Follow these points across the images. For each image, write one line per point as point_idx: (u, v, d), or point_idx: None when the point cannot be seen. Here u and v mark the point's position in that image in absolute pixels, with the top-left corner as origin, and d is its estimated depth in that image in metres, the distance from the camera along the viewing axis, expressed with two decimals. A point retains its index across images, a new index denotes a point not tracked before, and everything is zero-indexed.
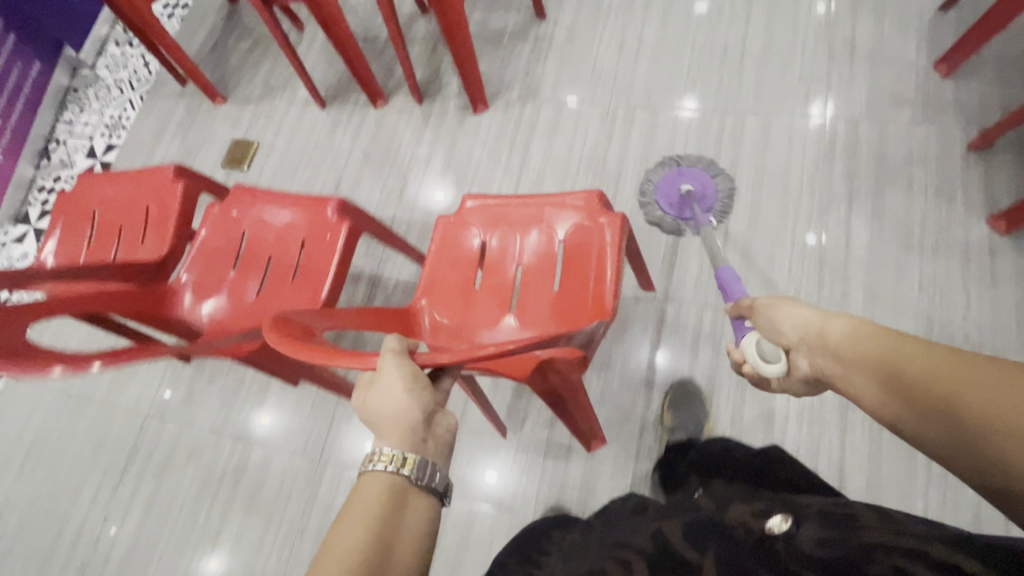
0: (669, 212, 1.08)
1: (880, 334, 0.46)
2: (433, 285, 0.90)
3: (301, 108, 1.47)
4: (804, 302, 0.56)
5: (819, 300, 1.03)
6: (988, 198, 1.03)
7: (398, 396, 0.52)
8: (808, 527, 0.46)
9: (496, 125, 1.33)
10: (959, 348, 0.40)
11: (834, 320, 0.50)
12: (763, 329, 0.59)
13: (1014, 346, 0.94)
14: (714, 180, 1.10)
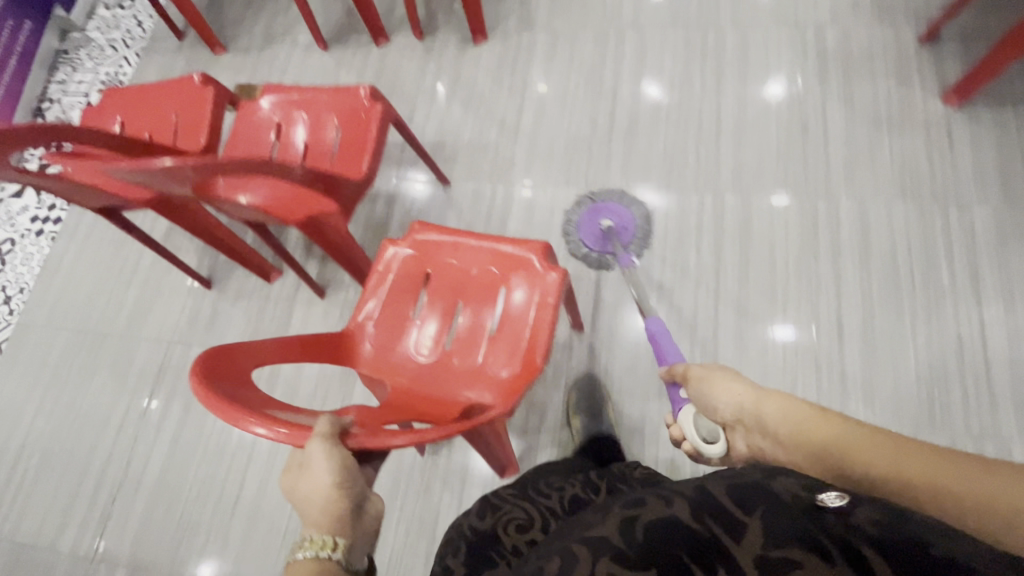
0: (596, 249, 1.16)
1: (800, 413, 0.57)
2: (376, 311, 0.93)
3: (304, 52, 1.53)
4: (732, 381, 0.68)
5: (804, 175, 1.15)
6: (941, 78, 1.18)
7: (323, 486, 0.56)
8: (868, 507, 0.41)
9: (495, 54, 1.41)
10: (853, 421, 0.53)
11: (764, 397, 0.62)
12: (699, 402, 0.71)
13: (973, 197, 1.08)
14: (631, 218, 1.17)
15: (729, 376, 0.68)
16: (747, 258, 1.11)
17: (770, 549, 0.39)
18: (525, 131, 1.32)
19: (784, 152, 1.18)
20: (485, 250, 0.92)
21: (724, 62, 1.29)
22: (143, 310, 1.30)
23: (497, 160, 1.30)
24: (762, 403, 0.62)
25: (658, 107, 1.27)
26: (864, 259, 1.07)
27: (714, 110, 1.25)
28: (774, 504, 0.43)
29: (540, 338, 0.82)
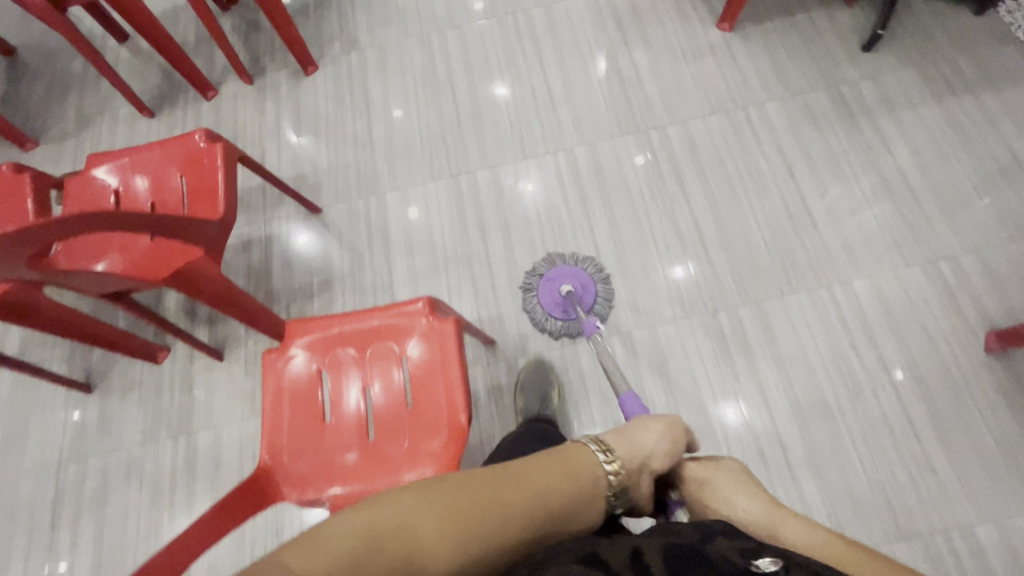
0: (559, 316, 1.12)
1: (830, 546, 0.54)
2: (279, 431, 0.76)
3: (130, 125, 1.46)
4: (751, 489, 0.64)
5: (634, 114, 1.30)
6: (712, 10, 1.38)
7: (539, 486, 0.55)
8: (797, 571, 0.42)
9: (330, 80, 1.44)
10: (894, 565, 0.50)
11: (796, 521, 0.59)
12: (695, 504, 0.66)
13: (764, 97, 1.28)
14: (593, 279, 1.15)
15: (745, 482, 0.65)
16: (608, 196, 1.23)
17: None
18: (380, 141, 1.34)
19: (612, 99, 1.32)
20: (374, 326, 0.81)
21: (538, 36, 1.42)
22: (15, 440, 1.15)
23: (361, 175, 1.31)
24: (787, 525, 0.58)
25: (494, 90, 1.37)
26: (700, 170, 1.23)
27: (542, 78, 1.37)
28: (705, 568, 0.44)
29: (457, 391, 0.75)
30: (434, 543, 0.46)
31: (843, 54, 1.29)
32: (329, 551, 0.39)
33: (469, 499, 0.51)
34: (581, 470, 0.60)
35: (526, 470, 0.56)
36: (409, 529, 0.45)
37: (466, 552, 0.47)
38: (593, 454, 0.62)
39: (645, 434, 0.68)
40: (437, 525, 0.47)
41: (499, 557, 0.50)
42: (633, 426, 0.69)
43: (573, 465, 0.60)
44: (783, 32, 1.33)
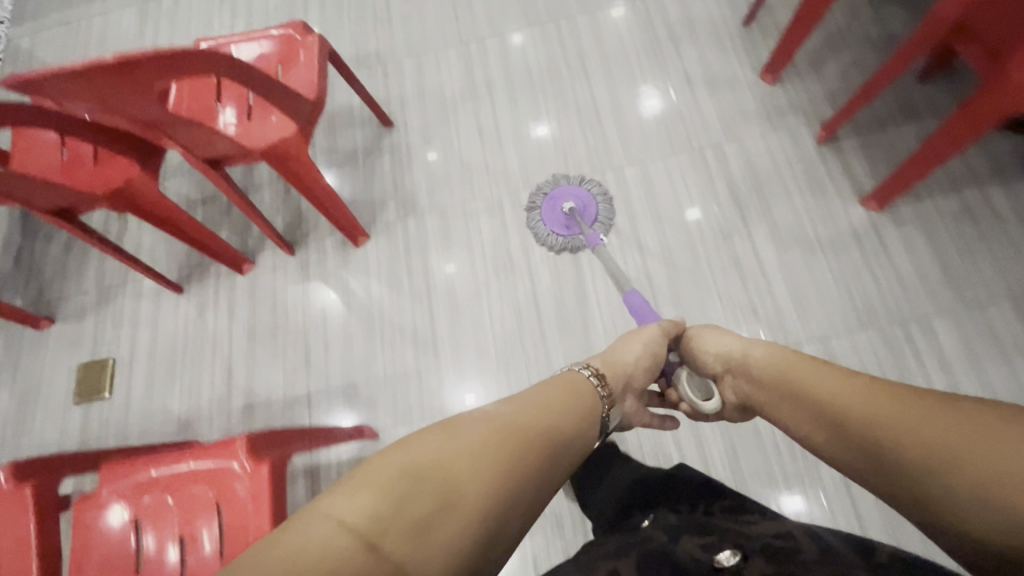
0: (562, 230, 1.15)
1: (786, 358, 0.68)
2: None
3: (155, 300, 1.26)
4: (728, 334, 0.80)
5: (759, 324, 1.06)
6: (854, 183, 1.12)
7: (546, 397, 0.67)
8: (752, 563, 0.54)
9: (385, 253, 1.22)
10: (869, 376, 0.58)
11: (757, 346, 0.73)
12: (690, 355, 0.86)
13: (928, 312, 1.02)
14: (594, 199, 1.18)
15: (723, 333, 0.81)
16: None
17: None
18: (446, 342, 1.13)
19: (729, 303, 1.08)
20: None
21: (632, 205, 1.18)
22: None
23: (425, 388, 1.10)
24: (754, 350, 0.72)
25: (582, 281, 1.14)
26: None
27: (640, 267, 1.13)
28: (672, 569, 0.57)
29: None
30: (465, 462, 0.52)
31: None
32: (374, 482, 0.47)
33: (484, 431, 0.56)
34: (579, 391, 0.72)
35: (523, 404, 0.64)
36: (440, 456, 0.51)
37: (496, 466, 0.53)
38: (582, 374, 0.75)
39: (628, 349, 0.83)
40: (469, 464, 0.52)
41: (524, 462, 0.56)
42: (620, 344, 0.83)
43: (565, 403, 0.68)
44: (948, 218, 1.07)
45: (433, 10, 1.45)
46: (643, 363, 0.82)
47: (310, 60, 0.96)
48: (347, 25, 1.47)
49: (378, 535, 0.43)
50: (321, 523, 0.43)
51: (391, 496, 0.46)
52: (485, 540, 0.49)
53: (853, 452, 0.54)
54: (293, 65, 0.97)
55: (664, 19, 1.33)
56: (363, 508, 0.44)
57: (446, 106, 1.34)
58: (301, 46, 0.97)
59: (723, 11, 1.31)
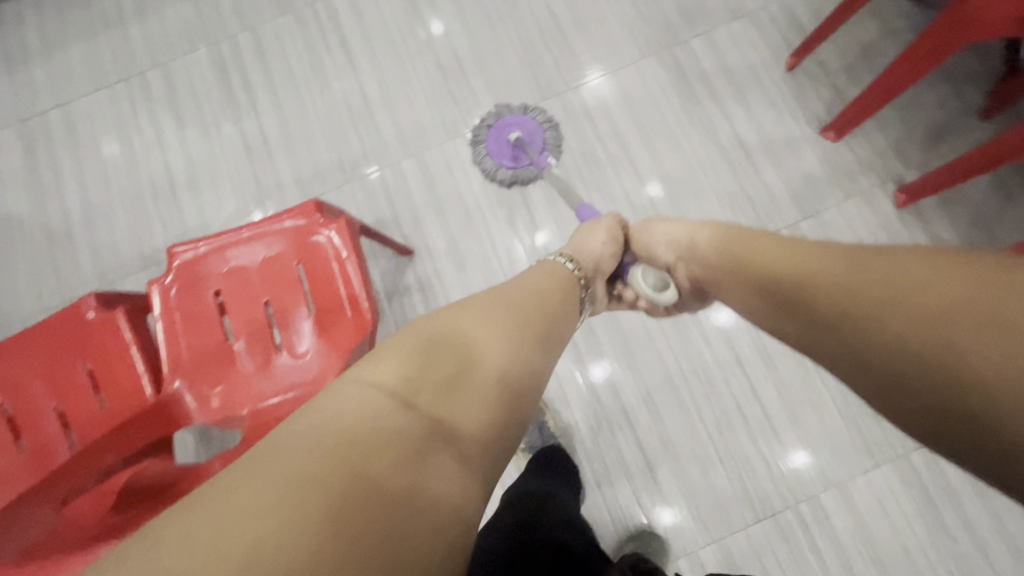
0: (506, 160, 1.12)
1: (727, 237, 0.70)
2: None
3: None
4: (674, 222, 0.81)
5: (880, 426, 0.99)
6: (944, 249, 1.05)
7: (546, 279, 0.73)
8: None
9: None
10: (801, 242, 0.61)
11: (718, 232, 0.71)
12: (639, 250, 0.86)
13: None
14: (540, 126, 1.13)
15: (671, 221, 0.81)
16: (881, 563, 0.94)
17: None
18: None
19: (845, 407, 1.01)
20: None
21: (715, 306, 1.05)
22: None
23: None
24: (701, 238, 0.73)
25: (686, 411, 1.02)
26: (988, 507, 0.95)
27: (744, 384, 1.02)
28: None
29: None
30: (482, 337, 0.55)
31: None
32: (396, 356, 0.50)
33: (485, 309, 0.60)
34: (557, 274, 0.75)
35: (520, 291, 0.67)
36: (446, 331, 0.55)
37: (510, 340, 0.57)
38: (561, 264, 0.78)
39: (597, 236, 0.84)
40: (475, 331, 0.56)
41: (529, 334, 0.60)
42: (586, 233, 0.84)
43: (553, 286, 0.72)
44: None
45: (421, 92, 1.20)
46: (604, 249, 0.83)
47: (342, 263, 0.73)
48: (318, 125, 1.20)
49: (409, 395, 0.47)
50: (353, 393, 0.46)
51: (411, 365, 0.49)
52: (508, 387, 0.53)
53: (769, 305, 0.60)
54: (321, 271, 0.74)
55: (700, 73, 1.16)
56: (391, 373, 0.48)
57: (472, 218, 1.12)
58: (324, 243, 0.74)
59: (763, 56, 1.16)
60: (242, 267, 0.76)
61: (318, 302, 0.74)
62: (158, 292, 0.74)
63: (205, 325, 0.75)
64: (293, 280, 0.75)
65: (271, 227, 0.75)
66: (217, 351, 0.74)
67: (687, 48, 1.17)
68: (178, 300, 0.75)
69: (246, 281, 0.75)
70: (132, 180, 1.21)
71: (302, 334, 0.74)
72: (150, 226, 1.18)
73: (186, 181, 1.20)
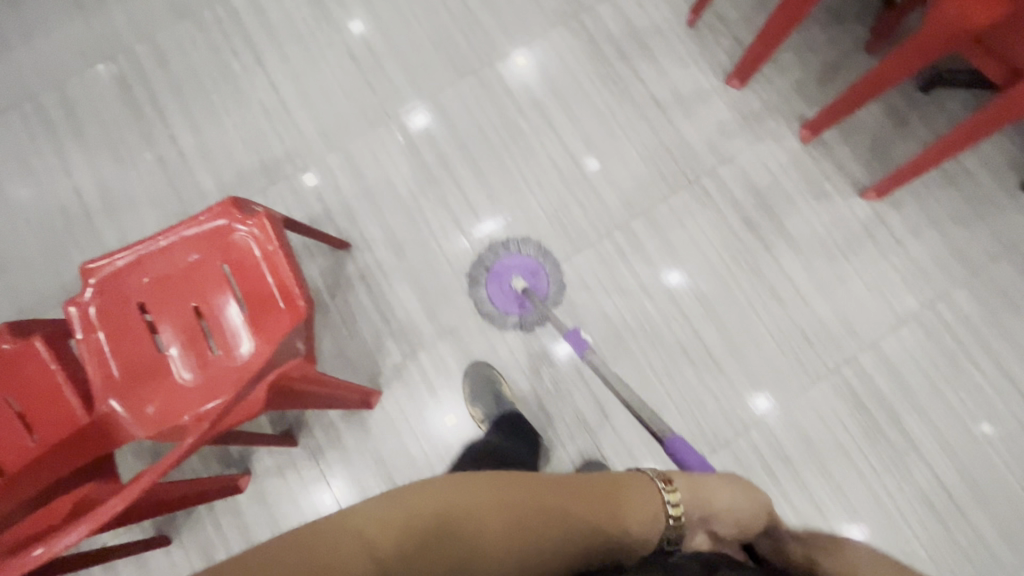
0: (510, 310, 1.07)
1: None
2: None
3: (138, 560, 0.99)
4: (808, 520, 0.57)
5: (812, 347, 1.06)
6: (849, 176, 1.13)
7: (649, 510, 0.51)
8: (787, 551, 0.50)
9: (408, 404, 1.04)
10: None
11: (805, 519, 0.52)
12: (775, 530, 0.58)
13: (947, 287, 1.08)
14: (538, 261, 1.10)
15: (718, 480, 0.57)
16: (828, 471, 1.02)
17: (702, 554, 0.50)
18: None
19: (780, 335, 1.07)
20: None
21: (650, 259, 1.10)
22: None
23: None
24: (760, 523, 0.54)
25: (636, 361, 1.06)
26: (914, 405, 1.04)
27: (687, 328, 1.07)
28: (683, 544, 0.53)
29: None
30: (506, 538, 0.43)
31: (1010, 209, 1.11)
32: (414, 521, 0.41)
33: (524, 497, 0.46)
34: (645, 496, 0.52)
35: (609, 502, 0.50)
36: (488, 517, 0.43)
37: (545, 563, 0.44)
38: (655, 487, 0.54)
39: (720, 490, 0.55)
40: (512, 547, 0.43)
41: (573, 540, 0.46)
42: (716, 478, 0.57)
43: (647, 510, 0.51)
44: (937, 190, 1.11)
45: (337, 85, 1.18)
46: (733, 519, 0.54)
47: (267, 255, 0.72)
48: (235, 130, 1.16)
49: (407, 558, 0.39)
50: (352, 536, 0.39)
51: (422, 538, 0.41)
52: None
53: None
54: (248, 267, 0.73)
55: (608, 36, 1.20)
56: (392, 541, 0.40)
57: (406, 204, 1.12)
58: (246, 238, 0.73)
59: (665, 14, 1.20)
60: (164, 274, 0.74)
61: (249, 297, 0.73)
62: (75, 312, 0.71)
63: (133, 338, 0.73)
64: (220, 280, 0.74)
65: (189, 230, 0.74)
66: (149, 362, 0.72)
67: (593, 14, 1.21)
68: (100, 303, 0.72)
69: (170, 288, 0.74)
70: (41, 210, 1.15)
71: (238, 333, 0.73)
72: (68, 256, 1.12)
73: (101, 204, 1.15)
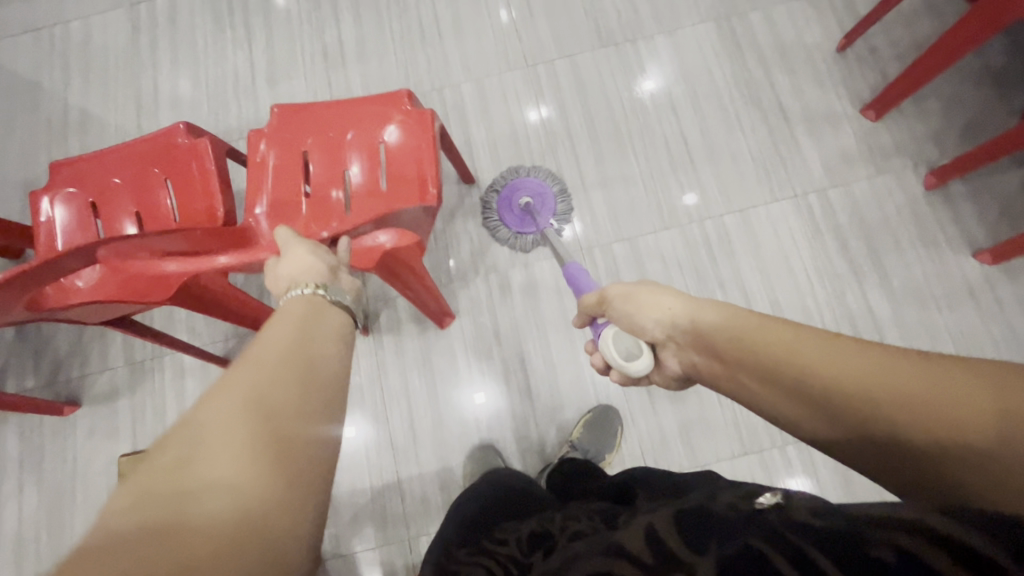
0: (513, 224, 1.13)
1: (743, 322, 0.50)
2: None
3: (199, 377, 1.11)
4: (658, 290, 0.58)
5: None
6: (966, 234, 1.08)
7: (308, 260, 0.60)
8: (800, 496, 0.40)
9: (467, 318, 1.12)
10: (789, 324, 0.47)
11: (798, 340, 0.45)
12: (622, 325, 0.60)
13: None
14: (547, 185, 1.14)
15: (656, 290, 0.58)
16: None
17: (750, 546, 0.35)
18: (549, 421, 1.05)
19: None
20: None
21: None
22: None
23: (530, 465, 1.03)
24: (703, 310, 0.53)
25: None
26: None
27: None
28: (723, 535, 0.38)
29: None
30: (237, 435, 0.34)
31: None
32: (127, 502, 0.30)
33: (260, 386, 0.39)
34: (321, 318, 0.53)
35: (280, 319, 0.50)
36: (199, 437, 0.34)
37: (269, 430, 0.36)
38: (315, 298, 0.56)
39: (649, 301, 0.57)
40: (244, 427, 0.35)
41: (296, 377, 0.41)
42: (648, 301, 0.57)
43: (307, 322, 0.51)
44: None
45: (489, 26, 1.29)
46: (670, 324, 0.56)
47: (416, 145, 0.82)
48: (392, 44, 1.30)
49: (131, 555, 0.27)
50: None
51: (176, 450, 0.33)
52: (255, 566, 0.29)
53: (806, 411, 0.44)
54: (395, 151, 0.83)
55: (754, 44, 1.23)
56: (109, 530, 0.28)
57: (519, 143, 1.21)
58: (403, 127, 0.83)
59: (817, 36, 1.22)
60: (326, 134, 0.86)
61: (390, 175, 0.82)
62: (255, 140, 0.86)
63: (288, 176, 0.85)
64: (371, 153, 0.84)
65: (360, 107, 0.85)
66: (294, 197, 0.85)
67: (745, 20, 1.24)
68: (268, 136, 0.86)
69: (327, 143, 0.86)
70: (218, 68, 1.32)
71: (365, 194, 0.84)
72: (227, 110, 1.29)
73: (266, 76, 1.31)
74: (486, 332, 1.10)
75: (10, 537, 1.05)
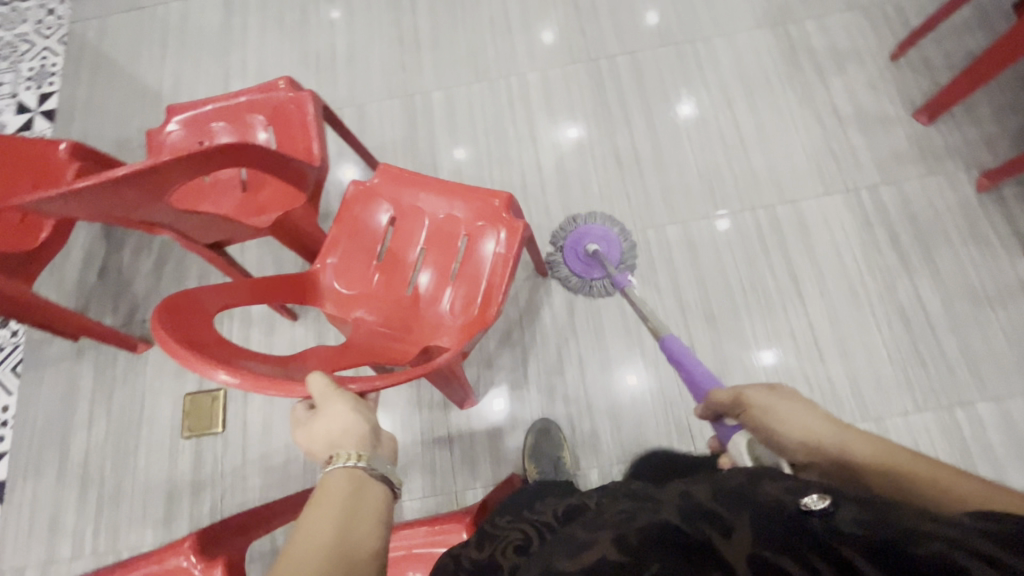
0: (583, 273, 1.13)
1: (883, 447, 0.47)
2: None
3: (265, 326, 1.17)
4: (797, 403, 0.55)
5: (930, 378, 1.03)
6: (1019, 236, 1.10)
7: (348, 419, 0.55)
8: (852, 507, 0.35)
9: (522, 287, 1.17)
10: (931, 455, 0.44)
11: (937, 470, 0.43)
12: (756, 431, 0.57)
13: None
14: (612, 232, 1.16)
15: (803, 405, 0.54)
16: None
17: (762, 549, 0.34)
18: (598, 388, 1.09)
19: (897, 354, 1.05)
20: None
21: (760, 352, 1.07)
22: None
23: (577, 430, 1.06)
24: (856, 441, 0.48)
25: (740, 325, 1.09)
26: None
27: (801, 316, 1.09)
28: (752, 530, 0.35)
29: None
30: None
31: None
32: None
33: None
34: (360, 497, 0.50)
35: (316, 508, 0.48)
36: None
37: None
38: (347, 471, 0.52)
39: (788, 411, 0.54)
40: None
41: None
42: (788, 414, 0.54)
43: (345, 504, 0.49)
44: None
45: (555, 22, 1.37)
46: (805, 444, 0.52)
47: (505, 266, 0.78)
48: (464, 34, 1.39)
49: None
50: None
51: None
52: None
53: None
54: (480, 261, 0.80)
55: (808, 49, 1.28)
56: None
57: (579, 129, 1.27)
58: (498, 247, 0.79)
59: (871, 44, 1.27)
60: (414, 214, 0.84)
61: (465, 282, 0.80)
62: (355, 189, 0.85)
63: (366, 244, 0.84)
64: (453, 246, 0.82)
65: (463, 198, 0.82)
66: (365, 259, 0.83)
67: (801, 27, 1.30)
68: (360, 195, 0.85)
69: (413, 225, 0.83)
70: (302, 49, 1.43)
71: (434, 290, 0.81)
72: (307, 86, 1.39)
73: (345, 58, 1.41)
74: (539, 302, 1.15)
75: (77, 462, 1.10)
